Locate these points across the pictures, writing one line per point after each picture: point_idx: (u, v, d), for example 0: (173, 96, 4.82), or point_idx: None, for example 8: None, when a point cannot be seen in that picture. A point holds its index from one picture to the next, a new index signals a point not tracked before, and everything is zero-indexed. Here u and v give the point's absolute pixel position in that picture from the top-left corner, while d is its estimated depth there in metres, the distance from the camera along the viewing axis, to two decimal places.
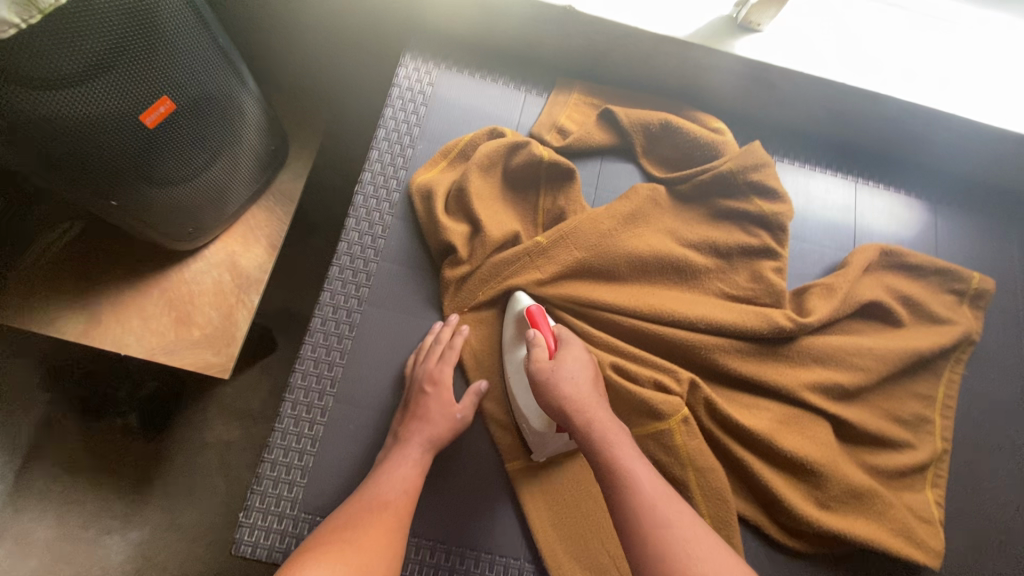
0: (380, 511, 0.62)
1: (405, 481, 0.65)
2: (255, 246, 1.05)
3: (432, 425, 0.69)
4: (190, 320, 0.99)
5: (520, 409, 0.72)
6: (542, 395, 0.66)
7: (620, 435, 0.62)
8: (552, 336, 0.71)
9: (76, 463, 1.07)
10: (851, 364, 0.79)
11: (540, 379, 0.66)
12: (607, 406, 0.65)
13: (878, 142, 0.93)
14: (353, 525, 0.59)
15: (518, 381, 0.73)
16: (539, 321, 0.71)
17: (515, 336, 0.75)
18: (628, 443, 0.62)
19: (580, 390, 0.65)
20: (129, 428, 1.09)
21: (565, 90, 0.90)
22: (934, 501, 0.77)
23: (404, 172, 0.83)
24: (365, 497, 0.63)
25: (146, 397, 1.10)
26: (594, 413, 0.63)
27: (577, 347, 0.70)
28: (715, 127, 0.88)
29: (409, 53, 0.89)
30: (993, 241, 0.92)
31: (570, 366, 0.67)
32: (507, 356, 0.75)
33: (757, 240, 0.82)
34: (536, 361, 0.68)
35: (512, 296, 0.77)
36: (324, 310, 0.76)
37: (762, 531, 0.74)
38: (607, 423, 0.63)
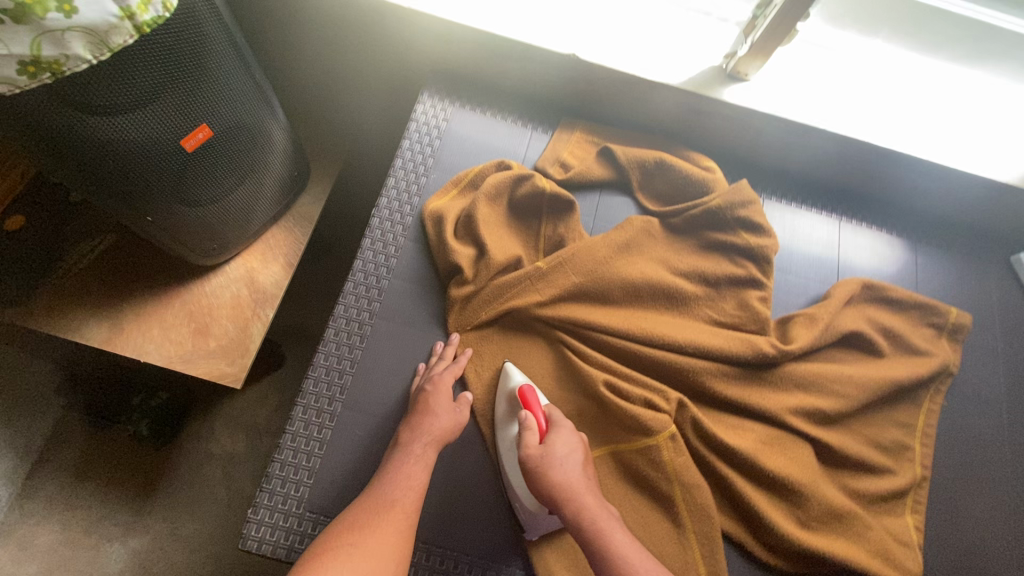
0: (385, 516, 0.64)
1: (408, 482, 0.68)
2: (272, 263, 1.12)
3: (436, 431, 0.73)
4: (208, 331, 1.05)
5: (511, 487, 0.74)
6: (534, 481, 0.70)
7: (607, 518, 0.67)
8: (543, 417, 0.75)
9: (86, 467, 1.11)
10: (832, 390, 0.83)
11: (532, 463, 0.70)
12: (595, 492, 0.69)
13: (860, 183, 1.00)
14: (358, 532, 0.61)
15: (510, 462, 0.75)
16: (530, 401, 0.76)
17: (506, 413, 0.78)
18: (617, 526, 0.66)
19: (568, 476, 0.69)
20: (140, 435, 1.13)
21: (568, 128, 0.97)
22: (913, 525, 0.80)
23: (417, 198, 0.90)
24: (371, 501, 0.65)
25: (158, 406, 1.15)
26: (583, 499, 0.68)
27: (566, 430, 0.74)
28: (707, 165, 0.94)
29: (427, 92, 0.98)
30: (971, 278, 0.97)
31: (560, 455, 0.71)
32: (498, 434, 0.78)
33: (742, 271, 0.88)
34: (528, 445, 0.71)
35: (505, 371, 0.81)
36: (338, 321, 0.82)
37: (746, 549, 0.77)
38: (595, 509, 0.67)
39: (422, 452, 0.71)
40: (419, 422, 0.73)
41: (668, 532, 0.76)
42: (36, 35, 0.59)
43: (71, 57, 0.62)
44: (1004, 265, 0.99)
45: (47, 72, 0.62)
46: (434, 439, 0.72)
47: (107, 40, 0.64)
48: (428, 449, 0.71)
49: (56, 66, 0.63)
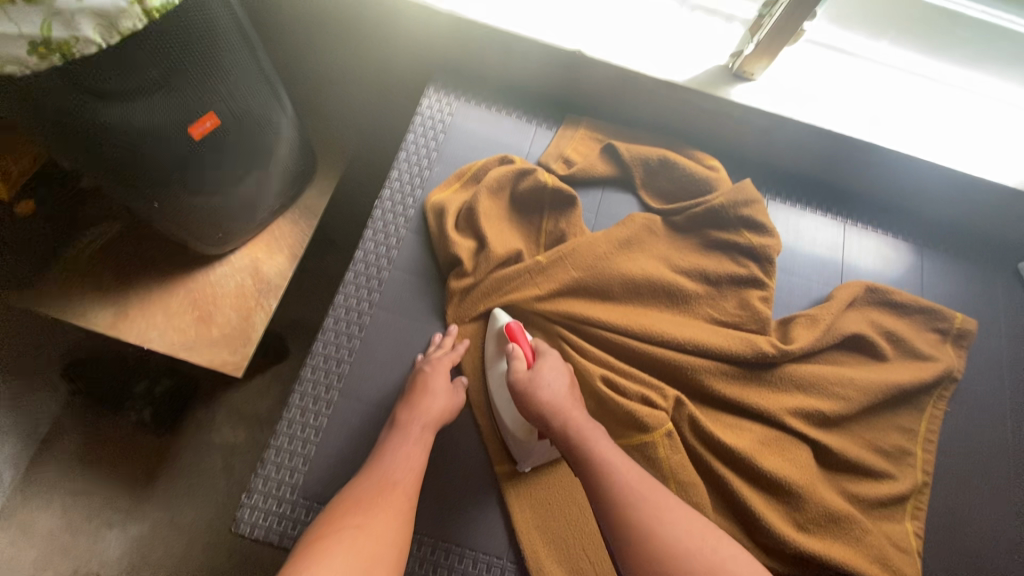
0: (384, 498, 0.64)
1: (406, 465, 0.68)
2: (277, 254, 1.13)
3: (432, 421, 0.73)
4: (211, 319, 1.06)
5: (501, 418, 0.77)
6: (523, 405, 0.72)
7: (595, 431, 0.69)
8: (530, 349, 0.78)
9: (88, 453, 1.12)
10: (832, 392, 0.82)
11: (521, 389, 0.72)
12: (581, 409, 0.72)
13: (867, 185, 0.99)
14: (359, 513, 0.62)
15: (501, 393, 0.78)
16: (517, 334, 0.78)
17: (495, 350, 0.81)
18: (604, 437, 0.68)
19: (556, 396, 0.72)
20: (141, 423, 1.14)
21: (572, 125, 0.97)
22: (912, 532, 0.78)
23: (420, 191, 0.90)
24: (370, 483, 0.66)
25: (160, 394, 1.15)
26: (571, 415, 0.70)
27: (552, 357, 0.77)
28: (711, 164, 0.94)
29: (432, 85, 0.98)
30: (978, 284, 0.96)
31: (548, 377, 0.73)
32: (489, 370, 0.80)
33: (744, 270, 0.87)
34: (517, 373, 0.74)
35: (491, 314, 0.83)
36: (338, 310, 0.82)
37: (741, 550, 0.76)
38: (584, 424, 0.69)
39: (418, 436, 0.71)
40: (416, 405, 0.73)
41: None
42: (46, 16, 0.62)
43: (81, 39, 0.64)
44: (1012, 272, 0.98)
45: (56, 54, 0.64)
46: (431, 423, 0.73)
47: (116, 24, 0.65)
48: (423, 433, 0.72)
49: (65, 48, 0.64)
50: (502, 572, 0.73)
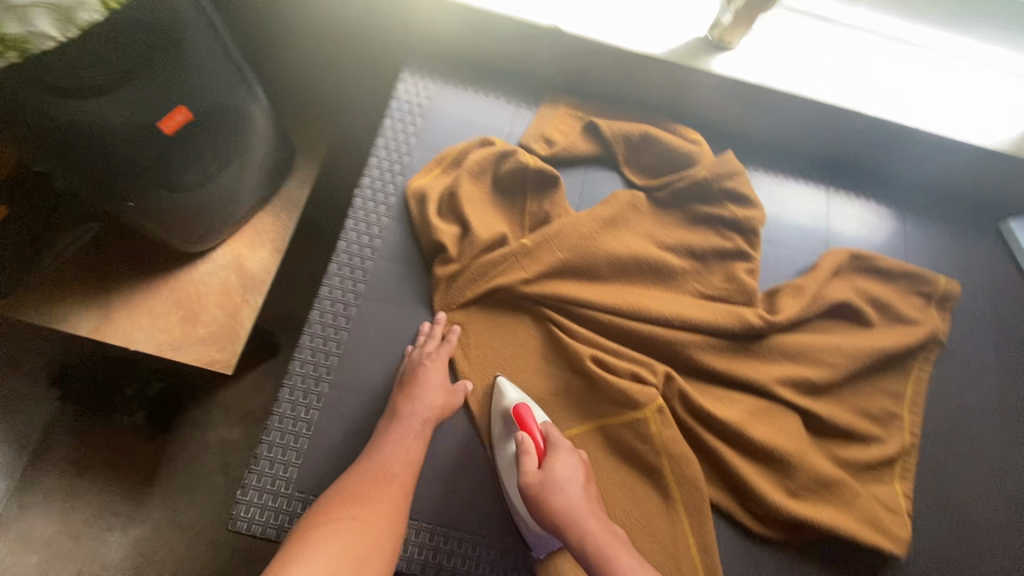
0: (380, 490, 0.66)
1: (402, 458, 0.69)
2: (260, 249, 1.11)
3: (428, 411, 0.73)
4: (197, 318, 1.05)
5: (515, 509, 0.73)
6: (536, 507, 0.69)
7: (611, 537, 0.67)
8: (540, 437, 0.74)
9: (83, 458, 1.11)
10: (820, 360, 0.83)
11: (532, 491, 0.69)
12: (598, 514, 0.69)
13: (849, 153, 0.99)
14: (354, 505, 0.64)
15: (512, 484, 0.74)
16: (527, 420, 0.74)
17: (501, 434, 0.76)
18: (622, 548, 0.66)
19: (570, 498, 0.69)
20: (135, 426, 1.14)
21: (553, 104, 0.96)
22: (902, 493, 0.80)
23: (400, 177, 0.89)
24: (365, 472, 0.67)
25: (152, 396, 1.15)
26: (588, 527, 0.67)
27: (564, 450, 0.73)
28: (693, 138, 0.93)
29: (409, 69, 0.96)
30: (961, 246, 0.97)
31: (561, 478, 0.70)
32: (497, 455, 0.76)
33: (729, 243, 0.87)
34: (527, 470, 0.70)
35: (497, 389, 0.79)
36: (323, 303, 0.81)
37: (735, 519, 0.77)
38: (600, 531, 0.67)
39: (414, 429, 0.72)
40: (410, 400, 0.73)
41: (656, 503, 0.76)
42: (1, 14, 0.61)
43: (38, 34, 0.63)
44: (993, 232, 0.99)
45: (14, 51, 0.63)
46: (431, 420, 0.73)
47: (73, 17, 0.64)
48: (420, 428, 0.72)
49: (22, 45, 0.63)
50: (503, 553, 0.73)
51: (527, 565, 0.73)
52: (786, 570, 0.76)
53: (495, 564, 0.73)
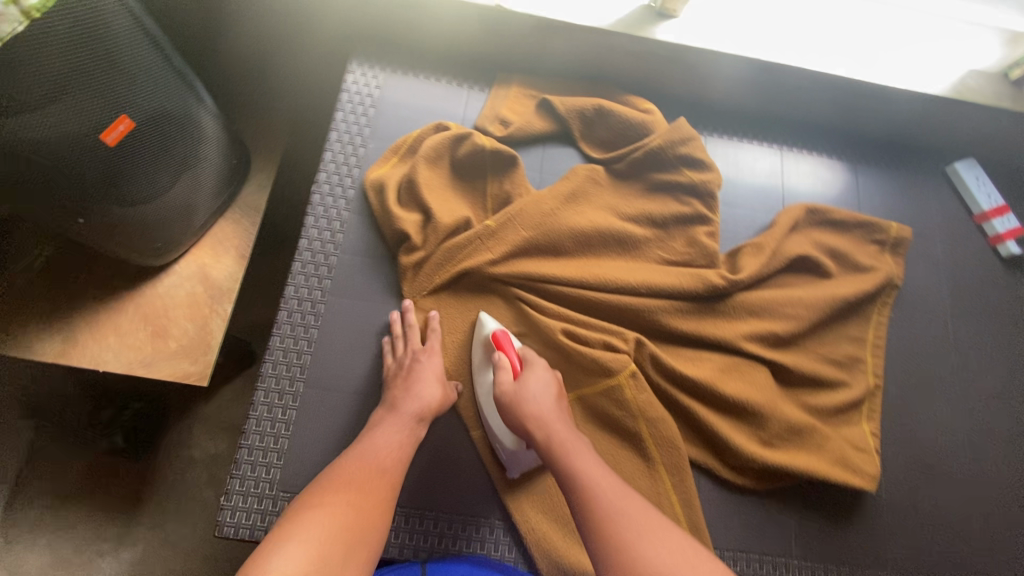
0: (370, 479, 0.65)
1: (396, 452, 0.70)
2: (224, 257, 1.09)
3: (417, 404, 0.73)
4: (166, 333, 1.03)
5: (490, 426, 0.77)
6: (506, 414, 0.72)
7: (580, 445, 0.68)
8: (517, 358, 0.77)
9: (65, 486, 1.09)
10: (784, 314, 0.85)
11: (503, 400, 0.72)
12: (566, 421, 0.71)
13: (799, 111, 1.01)
14: (344, 491, 0.63)
15: (489, 403, 0.78)
16: (504, 343, 0.78)
17: (483, 359, 0.80)
18: (585, 450, 0.67)
19: (539, 405, 0.71)
20: (116, 449, 1.10)
21: (504, 85, 0.96)
22: (870, 432, 0.83)
23: (357, 170, 0.88)
24: (356, 463, 0.67)
25: (130, 417, 1.11)
26: (553, 425, 0.69)
27: (539, 367, 0.76)
28: (646, 108, 0.94)
29: (355, 60, 0.95)
30: (910, 193, 1.00)
31: (532, 387, 0.73)
32: (476, 378, 0.80)
33: (688, 208, 0.89)
34: (500, 384, 0.74)
35: (478, 321, 0.82)
36: (290, 303, 0.81)
37: (714, 473, 0.80)
38: (566, 434, 0.69)
39: (406, 423, 0.72)
40: (405, 396, 0.74)
41: (637, 466, 0.78)
42: None
43: None
44: (941, 176, 1.02)
45: None
46: (424, 416, 0.73)
47: None
48: (413, 425, 0.72)
49: None
50: (492, 529, 0.76)
51: (515, 537, 0.76)
52: (766, 516, 0.79)
53: (484, 540, 0.75)
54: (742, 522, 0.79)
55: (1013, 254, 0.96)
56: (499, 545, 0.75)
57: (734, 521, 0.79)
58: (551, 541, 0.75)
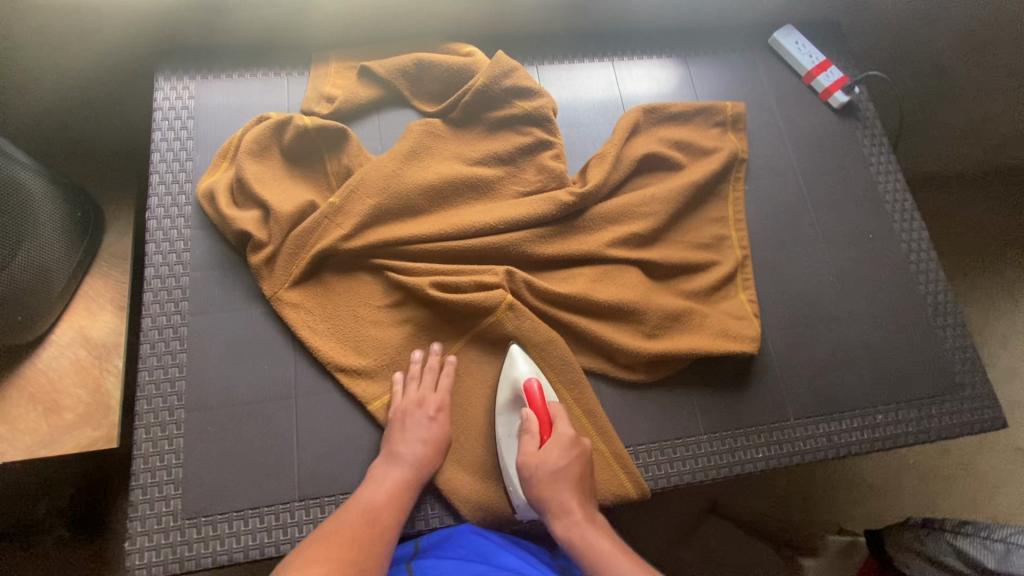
0: (363, 540, 0.63)
1: (391, 511, 0.68)
2: (101, 314, 1.01)
3: (400, 454, 0.73)
4: (59, 407, 0.95)
5: (508, 479, 0.76)
6: (526, 480, 0.72)
7: (595, 531, 0.68)
8: (545, 417, 0.75)
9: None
10: (641, 213, 0.88)
11: (525, 466, 0.72)
12: (582, 500, 0.71)
13: (616, 22, 1.03)
14: (338, 550, 0.60)
15: (510, 459, 0.76)
16: (535, 398, 0.75)
17: (509, 403, 0.79)
18: (600, 536, 0.68)
19: (563, 486, 0.70)
20: (64, 539, 1.04)
21: (322, 63, 0.94)
22: (747, 300, 0.88)
23: (189, 185, 0.86)
24: (351, 523, 0.65)
25: (66, 505, 1.03)
26: (570, 505, 0.70)
27: (568, 441, 0.73)
28: (467, 50, 0.94)
29: (161, 75, 0.92)
30: (741, 71, 1.04)
31: (556, 465, 0.71)
32: (499, 420, 0.79)
33: (529, 137, 0.90)
34: (526, 450, 0.73)
35: (509, 356, 0.80)
36: (150, 334, 0.78)
37: (608, 375, 0.83)
38: (583, 523, 0.69)
39: (407, 480, 0.72)
40: (404, 444, 0.73)
41: None
42: None
43: None
44: (765, 49, 1.06)
45: None
46: (419, 469, 0.73)
47: None
48: (412, 483, 0.72)
49: None
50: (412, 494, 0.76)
51: (433, 492, 0.77)
52: (666, 403, 0.83)
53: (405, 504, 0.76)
54: (646, 416, 0.82)
55: (843, 103, 1.01)
56: (420, 505, 0.76)
57: (638, 416, 0.82)
58: (470, 487, 0.76)
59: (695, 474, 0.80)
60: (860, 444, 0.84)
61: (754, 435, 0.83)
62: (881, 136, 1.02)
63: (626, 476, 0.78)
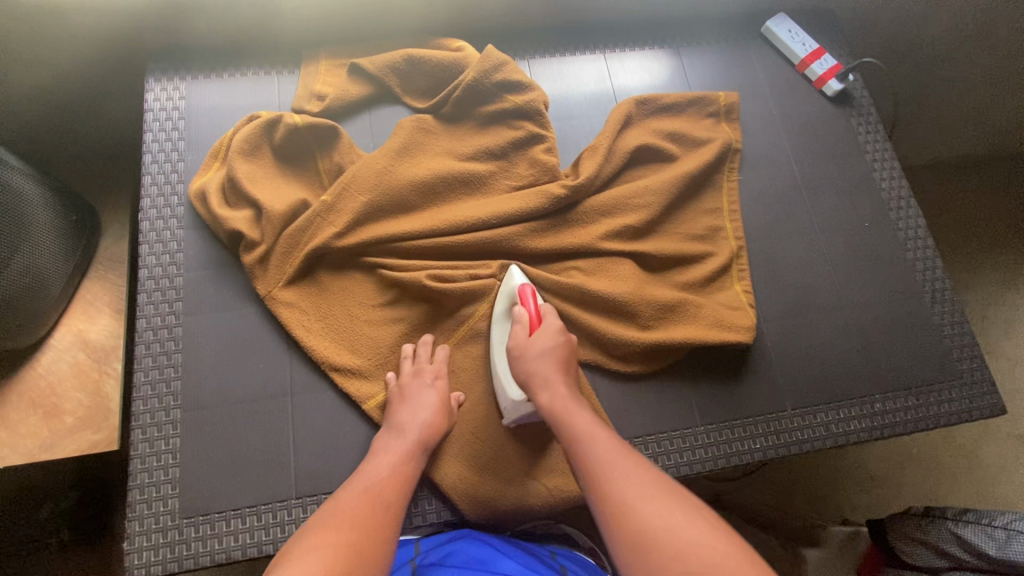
0: (369, 516, 0.60)
1: (396, 484, 0.67)
2: (99, 317, 1.01)
3: (402, 429, 0.73)
4: (60, 410, 0.94)
5: (497, 376, 0.79)
6: (516, 363, 0.74)
7: (578, 407, 0.69)
8: (536, 313, 0.78)
9: None
10: (635, 205, 0.87)
11: (516, 352, 0.75)
12: (568, 384, 0.72)
13: (606, 14, 1.02)
14: (343, 529, 0.58)
15: (500, 356, 0.79)
16: (526, 296, 0.78)
17: (505, 309, 0.81)
18: (583, 413, 0.68)
19: (546, 366, 0.73)
20: (66, 544, 1.04)
21: (313, 62, 0.94)
22: (742, 291, 0.87)
23: (181, 186, 0.86)
24: (354, 501, 0.62)
25: (69, 509, 1.04)
26: (553, 384, 0.71)
27: (555, 331, 0.76)
28: (457, 46, 0.94)
29: (152, 78, 0.92)
30: (734, 60, 1.03)
31: (543, 349, 0.74)
32: (493, 324, 0.81)
33: (521, 131, 0.90)
34: (516, 337, 0.76)
35: (507, 274, 0.82)
36: (145, 335, 0.78)
37: (604, 368, 0.83)
38: (564, 397, 0.70)
39: (411, 453, 0.71)
40: (405, 416, 0.74)
41: None
42: None
43: None
44: (757, 38, 1.06)
45: None
46: (422, 440, 0.72)
47: None
48: (416, 454, 0.71)
49: None
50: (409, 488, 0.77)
51: (431, 488, 0.77)
52: (663, 394, 0.83)
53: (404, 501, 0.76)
54: (643, 408, 0.82)
55: (837, 90, 1.01)
56: (419, 501, 0.76)
57: (635, 408, 0.82)
58: (468, 482, 0.76)
59: (694, 465, 0.80)
60: (859, 433, 0.83)
61: (752, 425, 0.82)
62: (876, 123, 1.02)
63: None
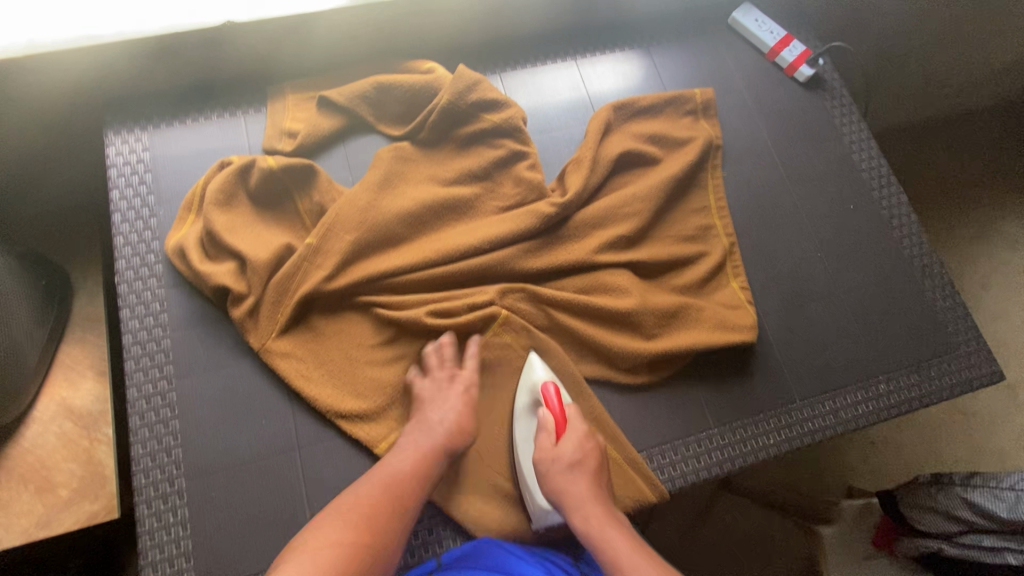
0: (383, 516, 0.62)
1: (416, 482, 0.68)
2: (83, 382, 0.93)
3: (426, 438, 0.72)
4: (51, 485, 0.87)
5: (525, 482, 0.75)
6: (545, 479, 0.71)
7: (614, 528, 0.66)
8: (561, 414, 0.75)
9: None
10: (624, 214, 0.87)
11: (542, 466, 0.71)
12: (603, 502, 0.69)
13: (572, 19, 1.01)
14: (358, 529, 0.59)
15: (525, 460, 0.75)
16: (550, 396, 0.76)
17: (528, 406, 0.78)
18: (618, 535, 0.65)
19: (577, 482, 0.70)
20: None
21: (278, 97, 0.91)
22: (739, 288, 0.88)
23: (157, 242, 0.82)
24: (371, 498, 0.64)
25: None
26: (584, 507, 0.68)
27: (581, 434, 0.73)
28: (427, 67, 0.91)
29: (111, 130, 0.88)
30: (702, 55, 1.03)
31: (570, 460, 0.71)
32: (516, 423, 0.78)
33: (502, 149, 0.88)
34: (542, 446, 0.73)
35: (528, 363, 0.80)
36: (138, 405, 0.75)
37: (612, 383, 0.82)
38: (600, 518, 0.67)
39: (431, 452, 0.71)
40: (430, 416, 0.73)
41: None
42: None
43: None
44: (724, 30, 1.06)
45: None
46: (444, 442, 0.72)
47: None
48: (437, 456, 0.71)
49: None
50: (429, 530, 0.75)
51: (454, 526, 0.75)
52: (674, 402, 0.82)
53: (427, 542, 0.74)
54: (656, 419, 0.82)
55: (808, 75, 1.01)
56: (444, 540, 0.75)
57: (648, 420, 0.81)
58: (489, 516, 0.75)
59: (711, 469, 0.80)
60: (866, 416, 0.85)
61: (763, 422, 0.83)
62: (850, 105, 1.02)
63: (648, 485, 0.77)
